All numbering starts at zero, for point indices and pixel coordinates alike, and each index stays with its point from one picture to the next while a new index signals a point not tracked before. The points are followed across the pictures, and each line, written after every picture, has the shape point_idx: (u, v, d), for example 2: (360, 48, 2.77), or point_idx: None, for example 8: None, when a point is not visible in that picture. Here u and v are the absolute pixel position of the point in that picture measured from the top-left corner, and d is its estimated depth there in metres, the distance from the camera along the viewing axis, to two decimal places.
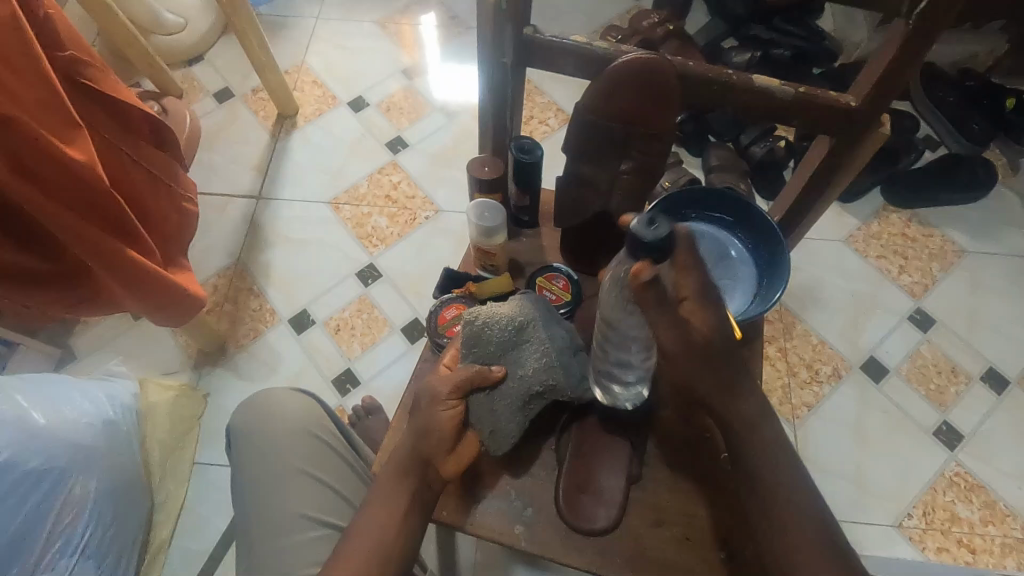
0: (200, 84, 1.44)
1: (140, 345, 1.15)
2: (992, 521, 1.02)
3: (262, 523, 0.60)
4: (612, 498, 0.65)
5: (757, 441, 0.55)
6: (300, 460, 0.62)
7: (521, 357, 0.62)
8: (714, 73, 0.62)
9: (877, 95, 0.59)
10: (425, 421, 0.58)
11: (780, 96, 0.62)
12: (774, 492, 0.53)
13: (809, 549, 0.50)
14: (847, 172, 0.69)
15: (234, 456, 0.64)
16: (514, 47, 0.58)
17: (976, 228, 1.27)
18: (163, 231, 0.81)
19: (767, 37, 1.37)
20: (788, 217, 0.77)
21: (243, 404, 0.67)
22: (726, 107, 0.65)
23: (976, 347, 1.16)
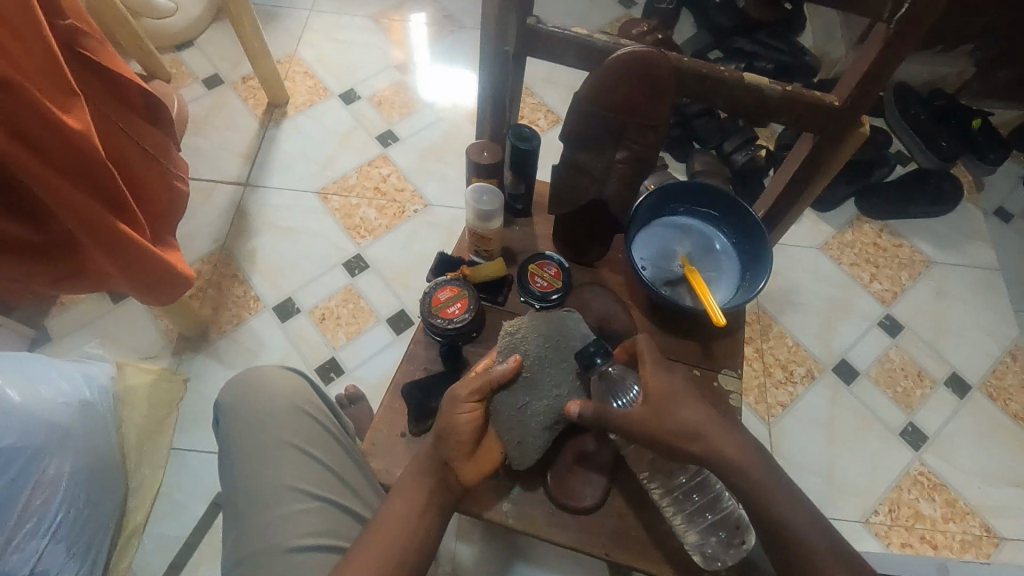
0: (189, 69, 1.43)
1: (119, 327, 1.14)
2: (953, 518, 1.07)
3: (251, 498, 0.60)
4: (600, 478, 0.66)
5: (740, 474, 0.57)
6: (290, 434, 0.62)
7: (555, 373, 0.62)
8: (708, 68, 0.65)
9: (858, 95, 0.62)
10: (448, 430, 0.57)
11: (768, 94, 0.65)
12: (772, 512, 0.56)
13: (817, 548, 0.55)
14: (829, 168, 0.72)
15: (221, 430, 0.64)
16: (517, 35, 0.59)
17: (942, 240, 1.33)
18: (153, 208, 0.81)
19: (751, 49, 1.41)
20: (774, 211, 0.80)
21: (232, 380, 0.67)
22: (717, 102, 0.67)
23: (941, 352, 1.21)
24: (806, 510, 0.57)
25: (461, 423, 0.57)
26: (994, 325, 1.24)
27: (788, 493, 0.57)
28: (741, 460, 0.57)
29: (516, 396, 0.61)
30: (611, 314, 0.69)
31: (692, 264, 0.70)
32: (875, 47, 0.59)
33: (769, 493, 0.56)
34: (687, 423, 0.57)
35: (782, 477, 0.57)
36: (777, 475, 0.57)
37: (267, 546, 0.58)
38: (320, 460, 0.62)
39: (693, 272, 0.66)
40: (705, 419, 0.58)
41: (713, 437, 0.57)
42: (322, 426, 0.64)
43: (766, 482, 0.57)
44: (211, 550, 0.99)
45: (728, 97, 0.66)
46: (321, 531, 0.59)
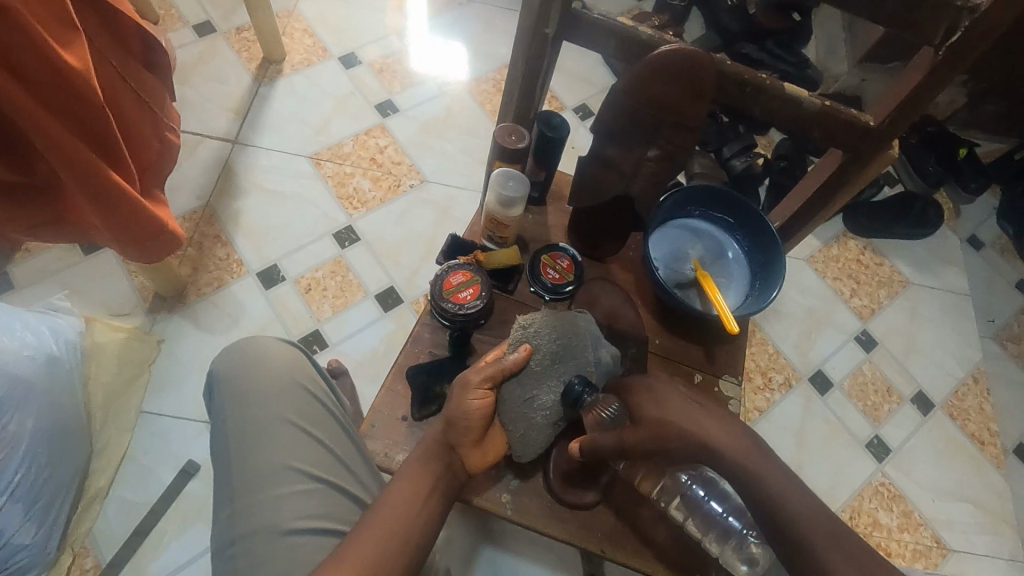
0: (178, 13, 1.34)
1: (88, 281, 1.07)
2: (907, 528, 1.12)
3: (247, 475, 0.58)
4: (600, 480, 0.68)
5: (733, 462, 0.55)
6: (289, 411, 0.61)
7: (564, 370, 0.63)
8: (749, 74, 0.65)
9: (896, 117, 0.64)
10: (458, 414, 0.59)
11: (807, 107, 0.66)
12: (773, 498, 0.54)
13: (813, 523, 0.53)
14: (853, 186, 0.73)
15: (217, 402, 0.62)
16: (559, 19, 0.57)
17: (920, 262, 1.38)
18: (144, 158, 0.75)
19: (758, 56, 1.41)
20: (794, 220, 0.81)
21: (229, 351, 0.64)
22: (753, 109, 0.68)
23: (910, 370, 1.26)
24: (807, 494, 0.54)
25: (472, 409, 0.59)
26: (960, 347, 1.30)
27: (781, 474, 0.55)
28: (734, 445, 0.56)
29: (524, 389, 0.62)
30: (620, 311, 0.70)
31: (704, 268, 0.70)
32: (921, 67, 0.61)
33: (767, 479, 0.54)
34: (672, 418, 0.57)
35: (777, 461, 0.56)
36: (771, 459, 0.56)
37: (264, 526, 0.57)
38: (321, 440, 0.61)
39: (705, 276, 0.67)
40: (691, 413, 0.57)
41: (701, 426, 0.56)
42: (324, 406, 0.63)
43: (758, 465, 0.55)
44: (177, 519, 0.96)
45: (765, 105, 0.67)
46: (319, 515, 0.58)
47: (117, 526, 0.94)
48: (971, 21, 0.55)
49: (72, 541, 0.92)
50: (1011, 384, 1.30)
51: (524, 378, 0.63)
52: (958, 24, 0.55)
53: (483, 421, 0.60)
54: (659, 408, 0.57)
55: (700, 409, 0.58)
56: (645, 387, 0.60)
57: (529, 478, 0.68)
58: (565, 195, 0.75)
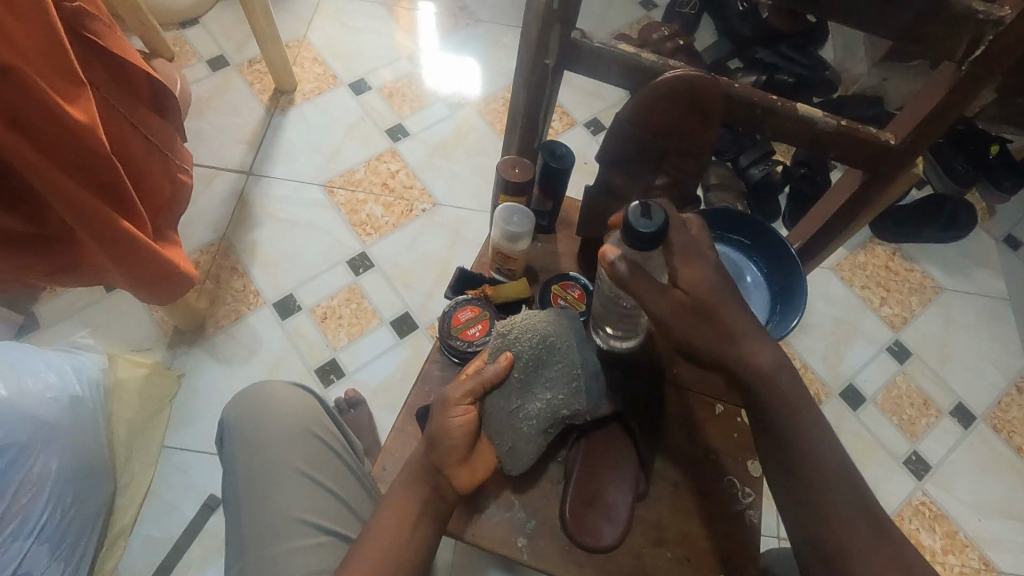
0: (192, 49, 1.37)
1: (110, 318, 1.09)
2: (952, 550, 1.06)
3: (257, 528, 0.58)
4: (620, 516, 0.58)
5: (779, 413, 0.56)
6: (300, 461, 0.60)
7: (550, 374, 0.57)
8: (759, 96, 0.62)
9: (919, 135, 0.61)
10: (440, 434, 0.54)
11: (822, 127, 0.63)
12: (803, 456, 0.56)
13: (840, 492, 0.55)
14: (875, 207, 0.71)
15: (226, 453, 0.62)
16: (558, 49, 0.55)
17: (953, 267, 1.32)
18: (155, 201, 0.76)
19: (772, 61, 1.37)
20: (815, 240, 0.78)
21: (240, 398, 0.64)
22: (764, 131, 0.65)
23: (947, 381, 1.20)
24: (844, 464, 0.55)
25: (452, 428, 0.54)
26: (1000, 354, 1.24)
27: (823, 439, 0.56)
28: (782, 399, 0.56)
29: (507, 400, 0.56)
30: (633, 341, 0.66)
31: None
32: (943, 82, 0.58)
33: (807, 440, 0.56)
34: (730, 332, 0.55)
35: (818, 420, 0.57)
36: (812, 418, 0.57)
37: None
38: (331, 488, 0.60)
39: None
40: (742, 327, 0.55)
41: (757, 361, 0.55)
42: (332, 450, 0.62)
43: (802, 426, 0.56)
44: (199, 555, 0.96)
45: (779, 127, 0.64)
46: (329, 569, 0.57)
47: (142, 564, 0.95)
48: (996, 34, 0.52)
49: None
50: None
51: (508, 388, 0.56)
52: (982, 37, 0.53)
53: (467, 440, 0.54)
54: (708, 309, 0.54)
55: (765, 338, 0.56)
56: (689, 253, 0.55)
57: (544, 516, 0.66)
58: (575, 221, 0.73)
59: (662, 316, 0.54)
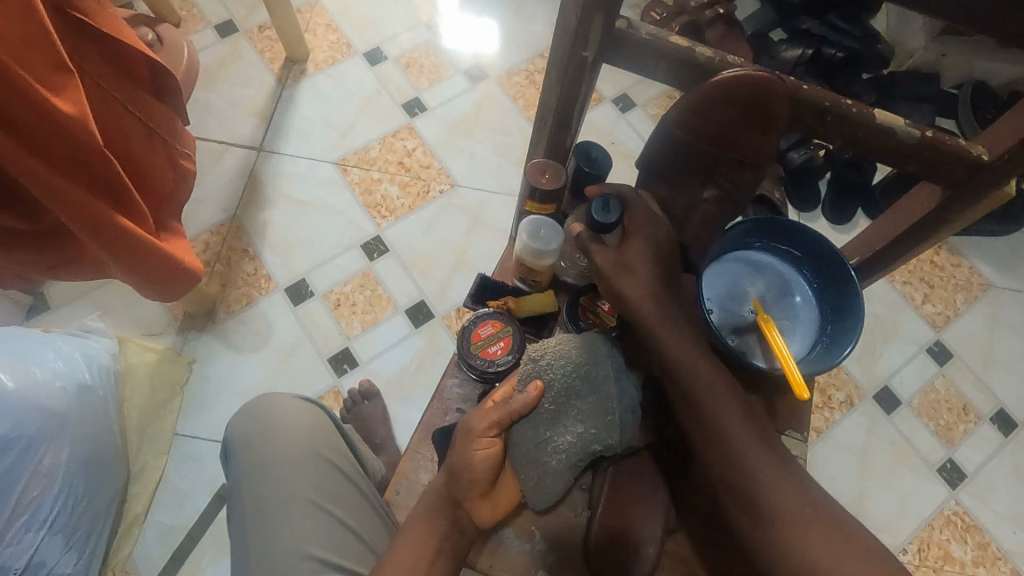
0: (200, 13, 1.30)
1: (120, 300, 1.07)
2: (983, 562, 1.02)
3: (265, 558, 0.57)
4: (650, 556, 0.53)
5: (721, 438, 0.52)
6: (310, 488, 0.59)
7: (582, 406, 0.53)
8: (830, 100, 0.54)
9: (1016, 154, 0.53)
10: (460, 467, 0.51)
11: (903, 138, 0.55)
12: (743, 474, 0.51)
13: (785, 498, 0.50)
14: (954, 225, 0.62)
15: (234, 476, 0.60)
16: (599, 40, 0.48)
17: (1003, 262, 1.24)
18: (156, 191, 0.71)
19: (820, 33, 1.26)
20: (878, 253, 0.70)
21: (249, 418, 0.62)
22: (834, 141, 0.57)
23: (990, 386, 1.14)
24: (780, 464, 0.52)
25: (472, 461, 0.51)
26: None
27: (760, 445, 0.52)
28: (727, 420, 0.53)
29: (535, 432, 0.53)
30: None
31: (767, 310, 0.61)
32: None
33: (739, 445, 0.52)
34: (661, 320, 0.54)
35: (766, 442, 0.53)
36: (762, 439, 0.53)
37: None
38: (341, 518, 0.59)
39: (768, 322, 0.58)
40: (683, 338, 0.54)
41: (687, 359, 0.54)
42: (342, 474, 0.61)
43: (737, 432, 0.52)
44: (212, 545, 0.96)
45: (852, 136, 0.56)
46: None
47: (156, 551, 0.95)
48: None
49: (112, 566, 0.93)
50: None
51: (537, 419, 0.53)
52: None
53: (489, 474, 0.52)
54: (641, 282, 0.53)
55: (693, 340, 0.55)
56: (648, 215, 0.54)
57: None
58: None
59: (602, 270, 0.54)
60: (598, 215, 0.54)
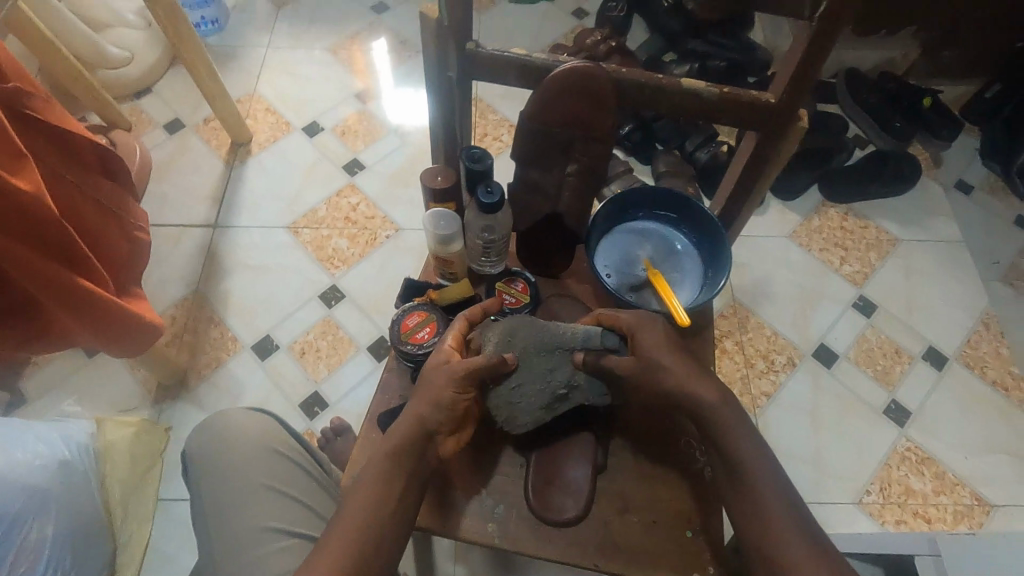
0: (148, 117, 1.43)
1: (94, 383, 1.12)
2: (943, 490, 1.08)
3: (227, 540, 0.63)
4: (580, 490, 0.61)
5: (728, 455, 0.58)
6: (263, 474, 0.66)
7: (548, 356, 0.62)
8: (646, 75, 0.62)
9: (792, 92, 0.60)
10: (432, 406, 0.57)
11: (707, 97, 0.62)
12: (751, 494, 0.56)
13: (782, 514, 0.54)
14: (776, 163, 0.68)
15: (192, 482, 0.67)
16: (458, 61, 0.59)
17: (905, 218, 1.36)
18: (114, 260, 0.80)
19: (702, 49, 1.44)
20: (728, 212, 0.76)
21: (201, 431, 0.69)
22: (659, 110, 0.65)
23: (916, 328, 1.23)
24: (781, 480, 0.56)
25: (444, 400, 0.57)
26: (963, 295, 1.27)
27: (767, 461, 0.57)
28: (733, 441, 0.58)
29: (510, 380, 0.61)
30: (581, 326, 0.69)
31: (656, 267, 0.70)
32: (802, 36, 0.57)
33: (746, 464, 0.57)
34: (670, 367, 0.59)
35: (772, 464, 0.57)
36: (768, 463, 0.57)
37: None
38: (294, 496, 0.66)
39: (656, 275, 0.67)
40: (687, 370, 0.60)
41: (692, 389, 0.59)
42: (294, 463, 0.68)
43: (745, 451, 0.57)
44: None
45: (670, 103, 0.64)
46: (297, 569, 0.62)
47: None
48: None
49: None
50: (1014, 325, 1.29)
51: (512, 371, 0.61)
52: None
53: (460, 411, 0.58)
54: (654, 370, 0.59)
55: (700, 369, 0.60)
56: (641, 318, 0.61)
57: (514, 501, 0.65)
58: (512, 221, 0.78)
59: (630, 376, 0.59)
60: (483, 199, 0.61)
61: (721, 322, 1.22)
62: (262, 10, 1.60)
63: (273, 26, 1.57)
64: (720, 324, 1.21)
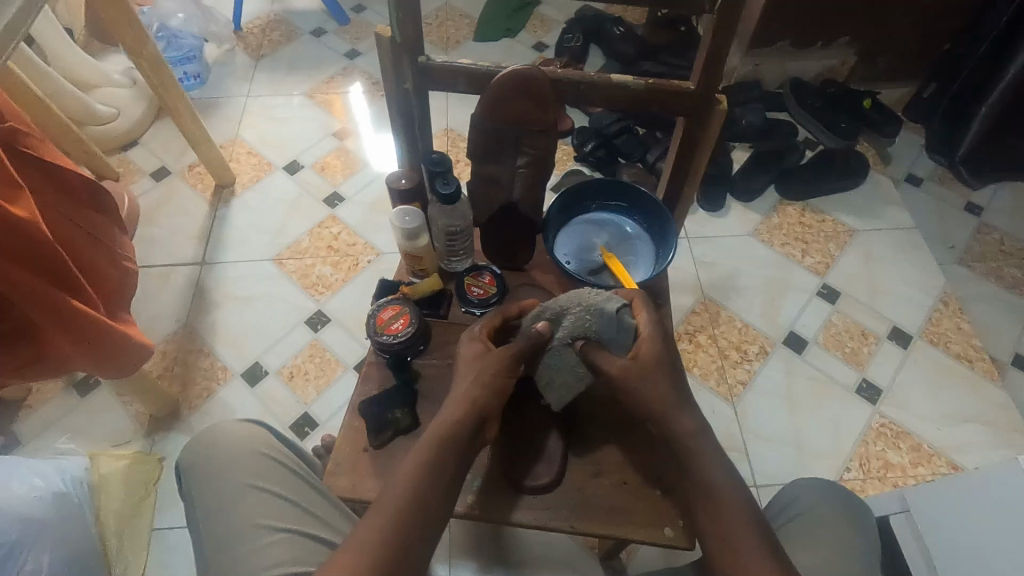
0: (136, 167, 1.50)
1: (88, 420, 1.14)
2: (921, 462, 1.11)
3: (222, 541, 0.66)
4: (553, 456, 0.71)
5: (697, 481, 0.59)
6: (252, 476, 0.69)
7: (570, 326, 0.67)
8: (579, 74, 0.70)
9: (708, 78, 0.68)
10: (463, 408, 0.61)
11: (634, 89, 0.70)
12: (714, 512, 0.57)
13: (745, 531, 0.56)
14: (705, 147, 0.76)
15: (188, 491, 0.71)
16: (413, 74, 0.68)
17: (859, 210, 1.44)
18: (106, 286, 0.84)
19: (655, 70, 1.54)
20: (670, 193, 0.84)
21: (193, 441, 0.74)
22: (595, 103, 0.72)
23: (879, 310, 1.29)
24: (746, 499, 0.58)
25: (475, 399, 0.61)
26: (920, 276, 1.34)
27: (731, 480, 0.59)
28: (700, 461, 0.60)
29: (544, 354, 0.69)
30: None
31: (611, 251, 0.77)
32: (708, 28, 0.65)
33: (710, 484, 0.58)
34: (651, 388, 0.62)
35: (738, 483, 0.59)
36: (736, 485, 0.59)
37: None
38: (283, 494, 0.69)
39: (611, 258, 0.74)
40: (662, 394, 0.62)
41: (665, 406, 0.61)
42: (282, 465, 0.71)
43: (708, 469, 0.59)
44: None
45: (603, 96, 0.71)
46: (288, 560, 0.64)
47: None
48: None
49: None
50: (972, 302, 1.35)
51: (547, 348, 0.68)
52: None
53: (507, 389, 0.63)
54: (644, 386, 0.62)
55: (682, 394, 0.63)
56: (652, 330, 0.65)
57: (490, 477, 0.71)
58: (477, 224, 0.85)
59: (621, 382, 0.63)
60: (441, 190, 0.68)
61: (693, 318, 1.27)
62: (242, 62, 1.70)
63: (252, 76, 1.67)
64: (692, 320, 1.26)
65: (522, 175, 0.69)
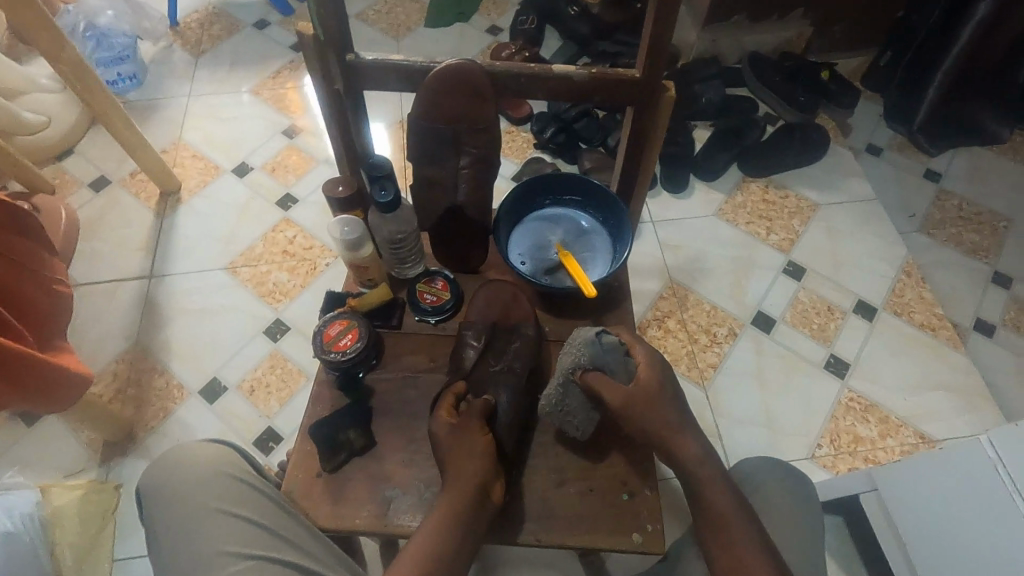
0: (72, 177, 1.41)
1: (37, 451, 1.08)
2: (889, 433, 1.12)
3: (186, 571, 0.60)
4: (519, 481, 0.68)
5: (700, 496, 0.62)
6: (217, 500, 0.63)
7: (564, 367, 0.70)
8: (519, 67, 0.67)
9: (653, 64, 0.65)
10: (462, 476, 0.61)
11: (577, 79, 0.67)
12: (719, 526, 0.60)
13: (749, 544, 0.58)
14: (656, 137, 0.74)
15: (147, 518, 0.65)
16: (342, 74, 0.65)
17: (821, 184, 1.44)
18: (33, 313, 0.79)
19: (612, 50, 1.50)
20: (624, 183, 0.82)
21: (152, 464, 0.68)
22: (539, 96, 0.69)
23: (844, 283, 1.29)
24: (748, 511, 0.61)
25: (470, 468, 0.62)
26: (883, 247, 1.34)
27: (727, 492, 0.62)
28: (703, 477, 0.63)
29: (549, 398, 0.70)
30: (506, 307, 0.76)
31: (568, 248, 0.77)
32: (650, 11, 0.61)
33: (712, 500, 0.61)
34: (660, 410, 0.66)
35: (736, 497, 0.61)
36: (735, 498, 0.61)
37: None
38: (252, 517, 0.63)
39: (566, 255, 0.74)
40: (666, 420, 0.66)
41: (666, 432, 0.65)
42: (251, 485, 0.65)
43: (708, 485, 0.62)
44: None
45: (547, 88, 0.68)
46: None
47: None
48: None
49: None
50: (932, 270, 1.36)
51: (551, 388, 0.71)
52: None
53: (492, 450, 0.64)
54: (650, 413, 0.66)
55: (682, 422, 0.66)
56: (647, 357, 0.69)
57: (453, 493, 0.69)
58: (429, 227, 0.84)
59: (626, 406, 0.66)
60: (380, 199, 0.65)
61: (662, 303, 1.26)
62: (181, 60, 1.61)
63: (192, 75, 1.58)
64: (661, 305, 1.24)
65: (467, 174, 0.68)
